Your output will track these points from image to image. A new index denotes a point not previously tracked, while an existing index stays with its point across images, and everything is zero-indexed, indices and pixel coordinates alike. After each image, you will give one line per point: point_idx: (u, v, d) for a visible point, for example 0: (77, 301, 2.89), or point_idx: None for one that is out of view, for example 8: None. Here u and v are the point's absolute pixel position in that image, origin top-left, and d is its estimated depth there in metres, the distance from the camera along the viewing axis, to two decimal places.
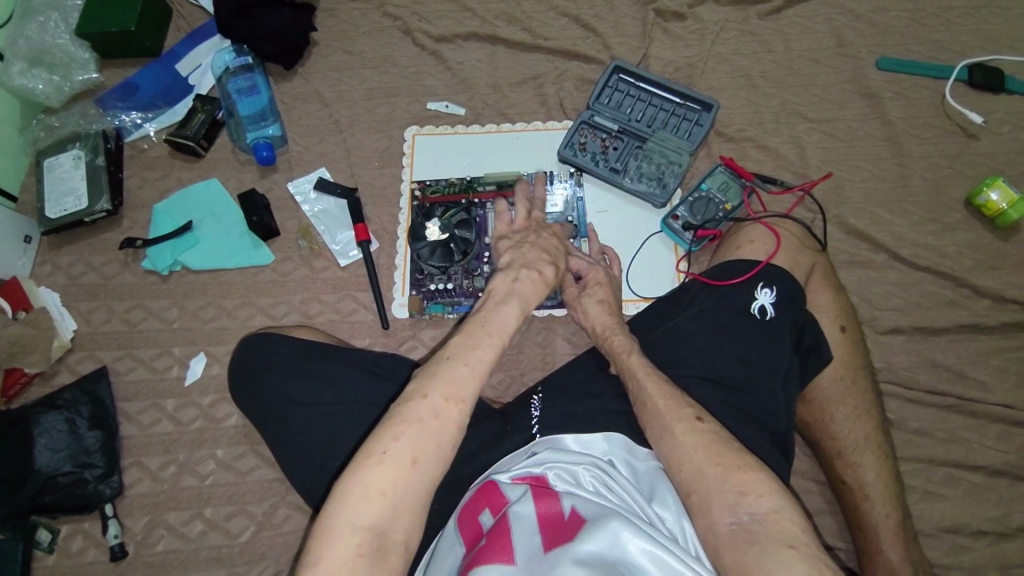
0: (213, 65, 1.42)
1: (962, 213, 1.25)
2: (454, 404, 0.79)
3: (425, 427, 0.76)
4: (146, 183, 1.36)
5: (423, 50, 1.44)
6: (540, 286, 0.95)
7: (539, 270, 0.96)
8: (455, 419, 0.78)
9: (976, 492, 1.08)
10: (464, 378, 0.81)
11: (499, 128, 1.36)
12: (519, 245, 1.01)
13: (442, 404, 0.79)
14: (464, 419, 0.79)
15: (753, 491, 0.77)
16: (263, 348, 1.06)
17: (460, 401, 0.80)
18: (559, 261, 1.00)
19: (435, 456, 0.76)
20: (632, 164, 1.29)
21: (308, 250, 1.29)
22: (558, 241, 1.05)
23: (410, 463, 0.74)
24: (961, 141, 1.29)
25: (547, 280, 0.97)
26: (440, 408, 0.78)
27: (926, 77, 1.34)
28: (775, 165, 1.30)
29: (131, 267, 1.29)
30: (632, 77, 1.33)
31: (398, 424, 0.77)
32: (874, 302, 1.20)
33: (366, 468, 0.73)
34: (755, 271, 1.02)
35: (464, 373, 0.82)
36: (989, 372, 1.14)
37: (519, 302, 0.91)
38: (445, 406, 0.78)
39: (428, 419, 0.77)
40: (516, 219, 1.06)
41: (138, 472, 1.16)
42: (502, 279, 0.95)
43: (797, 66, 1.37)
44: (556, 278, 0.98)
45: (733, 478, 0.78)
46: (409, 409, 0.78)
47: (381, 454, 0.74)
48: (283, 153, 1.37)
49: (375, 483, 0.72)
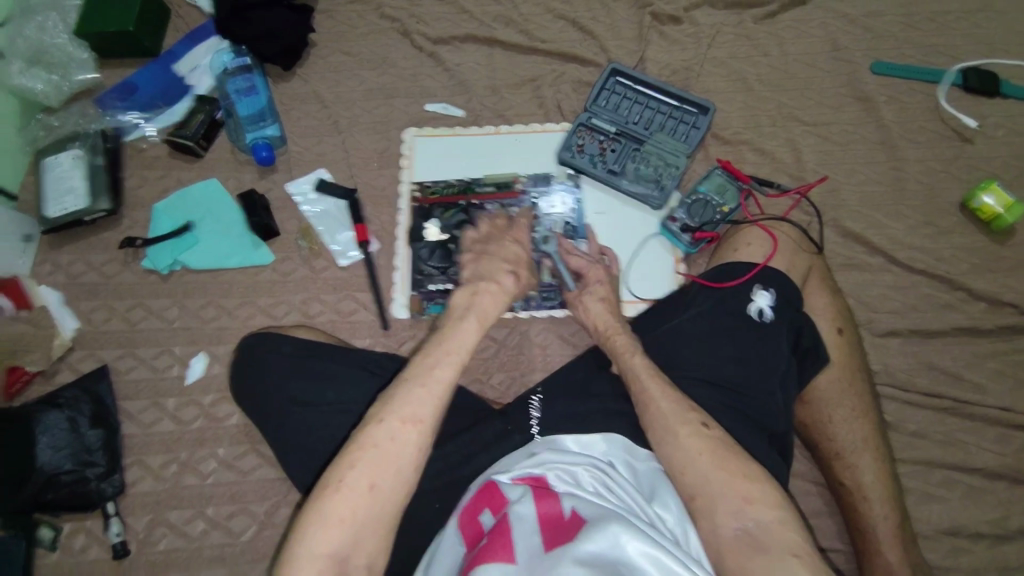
0: (211, 66, 1.42)
1: (958, 216, 1.25)
2: (411, 426, 0.81)
3: (382, 452, 0.79)
4: (146, 182, 1.36)
5: (421, 51, 1.44)
6: (499, 297, 0.99)
7: (496, 281, 1.00)
8: (413, 441, 0.80)
9: (973, 493, 1.10)
10: (421, 399, 0.84)
11: (497, 130, 1.37)
12: (479, 258, 1.05)
13: (399, 428, 0.81)
14: (424, 441, 0.82)
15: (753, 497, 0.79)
16: (262, 349, 1.06)
17: (417, 422, 0.82)
18: (519, 270, 1.04)
19: (394, 480, 0.78)
20: (629, 166, 1.30)
21: (308, 250, 1.28)
22: (520, 247, 1.08)
23: (367, 488, 0.77)
24: (956, 145, 1.30)
25: (508, 290, 1.01)
26: (396, 431, 0.81)
27: (920, 81, 1.35)
28: (772, 168, 1.31)
29: (131, 266, 1.28)
30: (629, 80, 1.34)
31: (355, 451, 0.79)
32: (870, 305, 1.21)
33: (325, 497, 0.76)
34: (751, 274, 1.05)
35: (421, 393, 0.84)
36: (985, 375, 1.16)
37: (476, 318, 0.95)
38: (401, 429, 0.81)
39: (385, 443, 0.80)
40: (481, 229, 1.10)
41: (140, 470, 1.16)
42: (462, 294, 0.99)
43: (793, 70, 1.38)
44: (515, 286, 1.02)
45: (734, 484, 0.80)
46: (367, 435, 0.81)
47: (339, 481, 0.77)
48: (282, 153, 1.37)
49: (334, 512, 0.75)
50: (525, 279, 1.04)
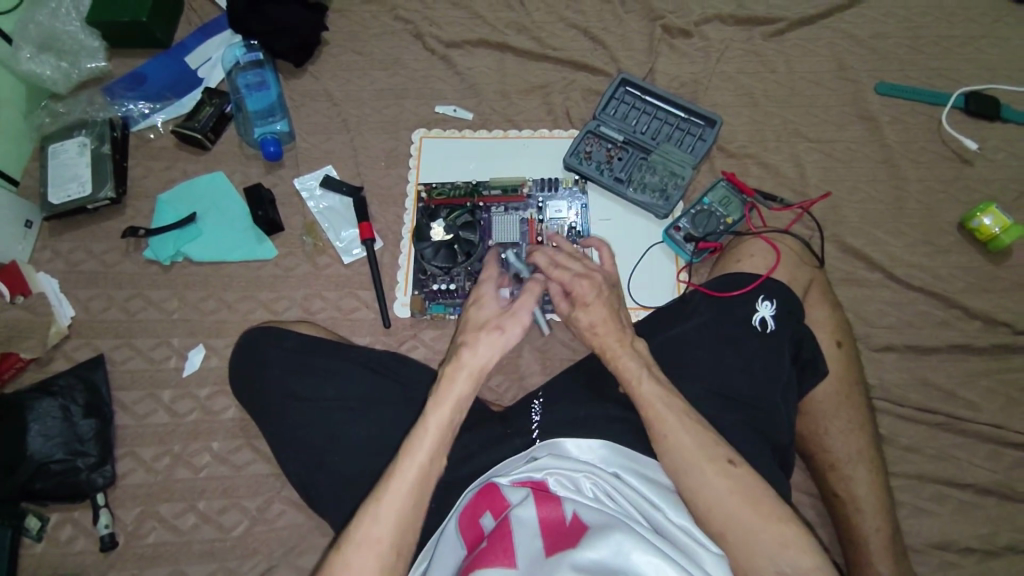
0: (223, 60, 1.43)
1: (955, 236, 1.27)
2: (386, 534, 0.80)
3: (364, 562, 0.79)
4: (150, 173, 1.35)
5: (433, 54, 1.46)
6: (477, 361, 0.90)
7: (469, 347, 0.91)
8: (393, 546, 0.80)
9: (964, 510, 1.09)
10: (397, 500, 0.82)
11: (505, 134, 1.38)
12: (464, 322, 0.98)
13: (377, 537, 0.80)
14: (405, 543, 0.81)
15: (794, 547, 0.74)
16: (265, 341, 1.05)
17: (396, 525, 0.81)
18: (494, 328, 0.92)
19: None
20: (636, 175, 1.32)
21: (312, 246, 1.28)
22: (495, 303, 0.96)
23: None
24: (956, 166, 1.32)
25: (487, 351, 0.91)
26: (373, 541, 0.80)
27: (923, 103, 1.37)
28: (775, 182, 1.33)
29: (132, 256, 1.27)
30: (638, 91, 1.37)
31: (339, 563, 0.80)
32: (868, 319, 1.22)
33: None
34: (756, 285, 1.05)
35: (395, 493, 0.82)
36: (979, 392, 1.16)
37: (455, 387, 0.88)
38: (378, 537, 0.80)
39: (366, 552, 0.80)
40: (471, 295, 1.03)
41: (131, 462, 1.13)
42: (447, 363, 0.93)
43: (799, 87, 1.40)
44: (495, 343, 0.91)
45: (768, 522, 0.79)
46: (348, 544, 0.81)
47: None
48: (290, 149, 1.37)
49: None
50: (507, 332, 0.93)
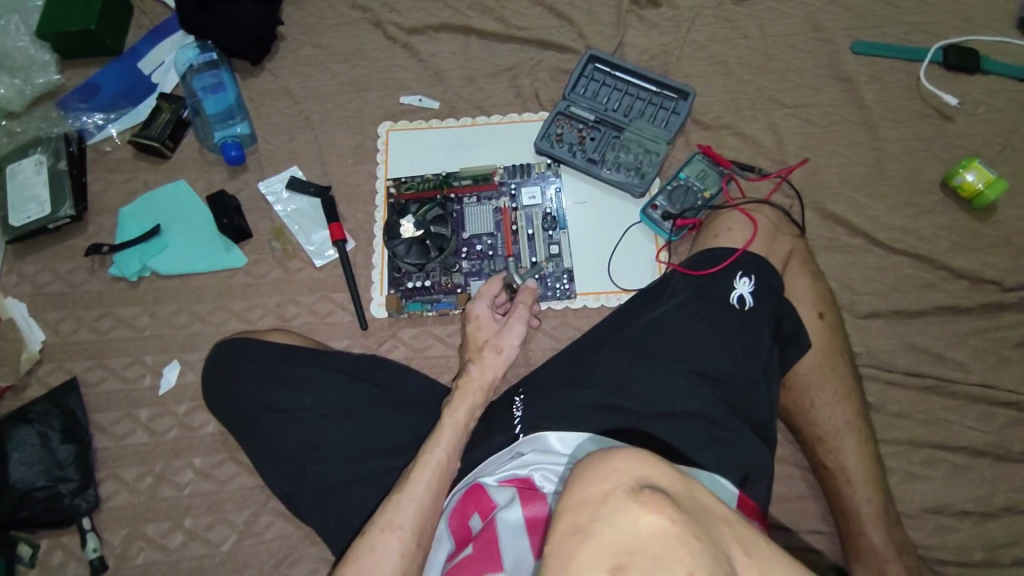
0: (176, 63, 1.38)
1: (937, 195, 1.24)
2: (391, 533, 0.86)
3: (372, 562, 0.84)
4: (111, 186, 1.31)
5: (394, 42, 1.42)
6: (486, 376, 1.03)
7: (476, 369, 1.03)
8: (396, 548, 0.85)
9: (957, 472, 1.07)
10: (406, 506, 0.88)
11: (474, 122, 1.34)
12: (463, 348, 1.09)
13: (382, 536, 0.86)
14: (407, 548, 0.86)
15: (705, 540, 0.42)
16: (230, 355, 1.03)
17: (397, 528, 0.86)
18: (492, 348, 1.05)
19: None
20: (609, 154, 1.28)
21: (282, 251, 1.25)
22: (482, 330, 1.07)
23: None
24: (936, 123, 1.28)
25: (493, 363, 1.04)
26: (378, 542, 0.85)
27: (900, 59, 1.33)
28: (752, 152, 1.30)
29: (99, 274, 1.24)
30: (607, 67, 1.33)
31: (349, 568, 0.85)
32: (853, 287, 1.19)
33: None
34: (731, 260, 1.04)
35: (406, 501, 0.88)
36: (969, 353, 1.13)
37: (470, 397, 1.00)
38: (382, 538, 0.86)
39: (370, 555, 0.85)
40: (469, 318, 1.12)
41: (114, 484, 1.11)
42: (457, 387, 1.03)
43: (773, 51, 1.36)
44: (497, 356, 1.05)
45: (697, 498, 0.49)
46: (361, 548, 0.86)
47: None
48: (252, 152, 1.34)
49: None
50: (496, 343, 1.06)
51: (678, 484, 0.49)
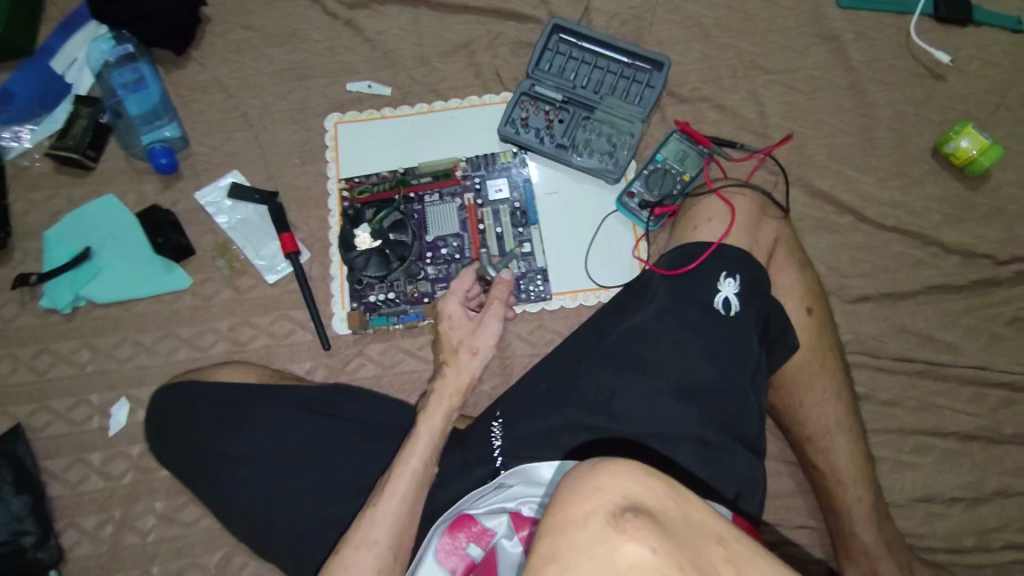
0: (89, 59, 1.24)
1: (929, 163, 1.16)
2: (365, 550, 0.84)
3: None
4: (33, 207, 1.20)
5: (336, 20, 1.28)
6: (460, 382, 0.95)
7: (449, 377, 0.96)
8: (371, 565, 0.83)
9: (948, 458, 1.05)
10: (382, 520, 0.86)
11: (431, 108, 1.23)
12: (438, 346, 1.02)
13: (356, 553, 0.84)
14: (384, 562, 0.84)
15: (689, 574, 0.39)
16: (180, 401, 0.96)
17: (372, 544, 0.84)
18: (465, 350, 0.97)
19: None
20: (580, 138, 1.19)
21: (229, 270, 1.17)
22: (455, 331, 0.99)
23: None
24: (927, 83, 1.19)
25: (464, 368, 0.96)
26: (353, 559, 0.84)
27: (888, 12, 1.23)
28: (734, 126, 1.20)
29: (30, 307, 1.16)
30: (573, 37, 1.22)
31: None
32: (840, 269, 1.13)
33: None
34: (709, 256, 0.97)
35: (382, 515, 0.86)
36: (961, 333, 1.09)
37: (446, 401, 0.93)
38: (357, 555, 0.84)
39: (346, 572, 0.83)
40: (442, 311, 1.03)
41: (75, 533, 1.06)
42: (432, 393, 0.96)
43: (752, 9, 1.25)
44: (471, 358, 0.97)
45: (691, 514, 0.45)
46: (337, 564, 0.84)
47: None
48: (185, 157, 1.22)
49: None
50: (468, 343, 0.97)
51: (670, 500, 0.45)
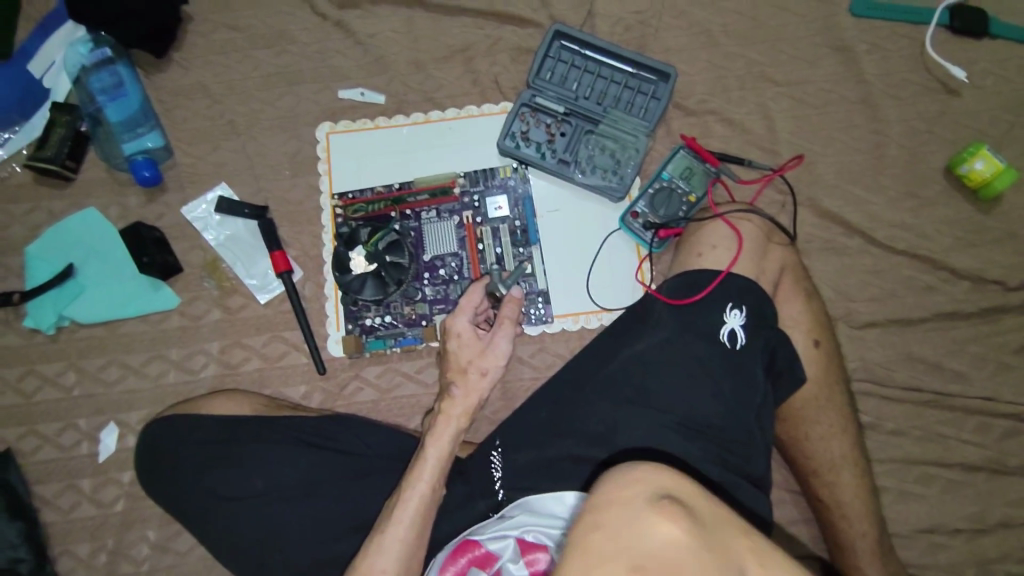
0: (67, 64, 1.18)
1: (941, 183, 1.13)
2: None
3: None
4: (11, 221, 1.15)
5: (325, 20, 1.22)
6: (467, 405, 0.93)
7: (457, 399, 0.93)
8: None
9: (951, 488, 1.04)
10: (390, 548, 0.82)
11: (426, 118, 1.18)
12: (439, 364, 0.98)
13: None
14: None
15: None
16: (174, 437, 0.94)
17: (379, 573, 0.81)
18: (474, 370, 0.95)
19: None
20: (583, 153, 1.14)
21: (218, 290, 1.13)
22: (465, 350, 0.95)
23: None
24: (941, 99, 1.15)
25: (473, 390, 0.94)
26: None
27: (903, 22, 1.18)
28: (742, 141, 1.16)
29: (13, 327, 1.12)
30: (575, 44, 1.16)
31: None
32: (848, 294, 1.11)
33: None
34: (715, 287, 0.93)
35: (391, 543, 0.82)
36: (968, 362, 1.08)
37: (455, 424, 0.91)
38: None
39: None
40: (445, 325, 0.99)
41: (70, 560, 1.05)
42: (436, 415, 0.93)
43: (762, 15, 1.20)
44: (481, 379, 0.95)
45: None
46: None
47: None
48: (170, 168, 1.17)
49: None
50: (478, 363, 0.95)
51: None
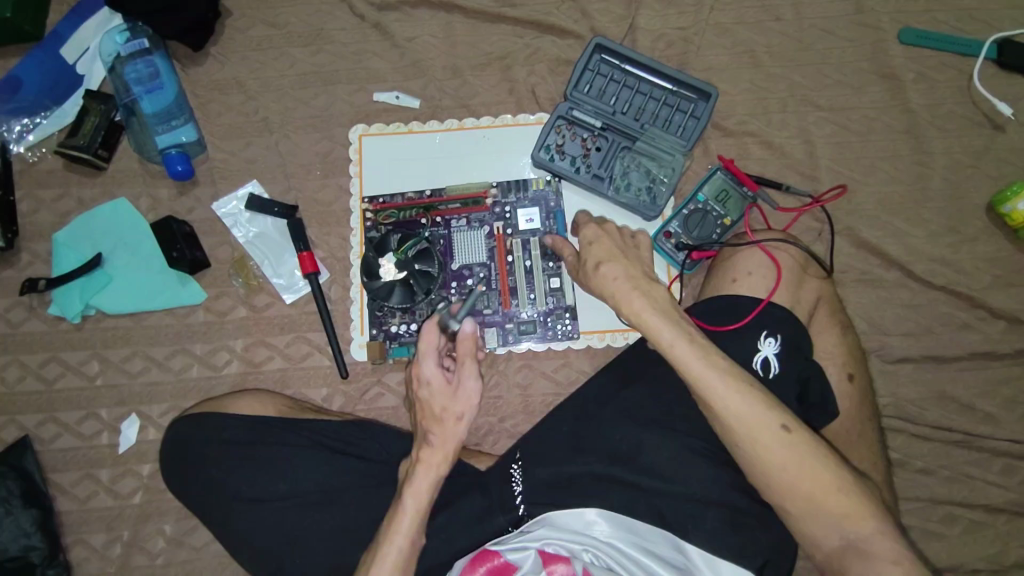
0: (102, 52, 1.17)
1: (982, 220, 1.11)
2: None
3: None
4: (41, 206, 1.15)
5: (364, 21, 1.21)
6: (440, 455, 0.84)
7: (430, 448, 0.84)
8: None
9: (974, 530, 1.02)
10: None
11: (461, 125, 1.17)
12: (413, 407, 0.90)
13: None
14: None
15: None
16: (197, 437, 0.94)
17: None
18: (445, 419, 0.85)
19: None
20: (617, 170, 1.13)
21: (245, 287, 1.12)
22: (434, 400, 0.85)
23: None
24: (986, 133, 1.13)
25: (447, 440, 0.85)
26: None
27: (951, 53, 1.16)
28: (780, 165, 1.14)
29: (38, 313, 1.12)
30: (616, 58, 1.14)
31: None
32: (882, 327, 1.09)
33: None
34: (751, 318, 0.91)
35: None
36: (998, 403, 1.06)
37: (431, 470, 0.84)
38: None
39: None
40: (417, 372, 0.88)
41: (83, 550, 1.04)
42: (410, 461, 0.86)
43: (808, 38, 1.18)
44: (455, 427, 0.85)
45: None
46: None
47: None
48: (202, 162, 1.17)
49: None
50: (449, 412, 0.85)
51: None
